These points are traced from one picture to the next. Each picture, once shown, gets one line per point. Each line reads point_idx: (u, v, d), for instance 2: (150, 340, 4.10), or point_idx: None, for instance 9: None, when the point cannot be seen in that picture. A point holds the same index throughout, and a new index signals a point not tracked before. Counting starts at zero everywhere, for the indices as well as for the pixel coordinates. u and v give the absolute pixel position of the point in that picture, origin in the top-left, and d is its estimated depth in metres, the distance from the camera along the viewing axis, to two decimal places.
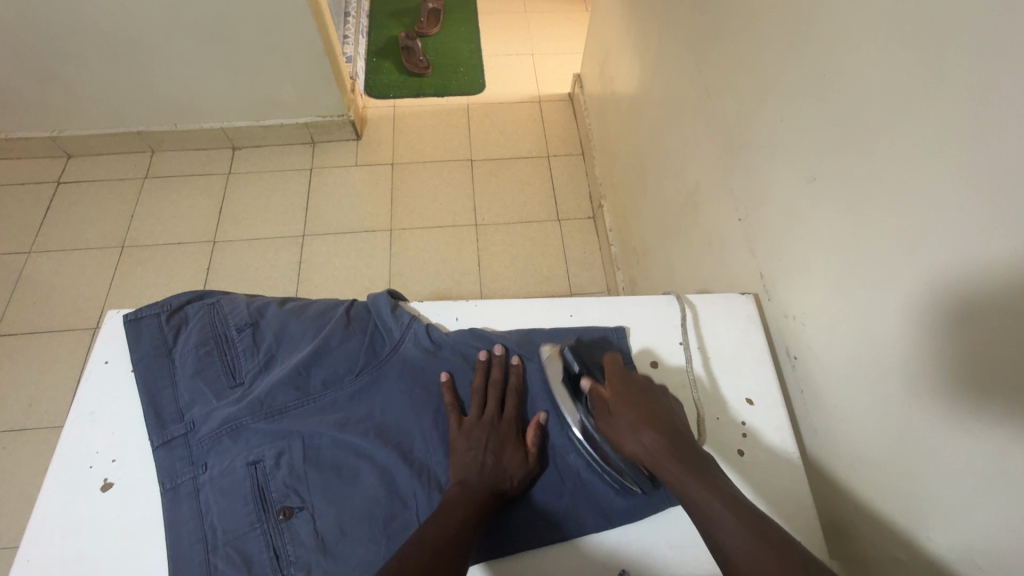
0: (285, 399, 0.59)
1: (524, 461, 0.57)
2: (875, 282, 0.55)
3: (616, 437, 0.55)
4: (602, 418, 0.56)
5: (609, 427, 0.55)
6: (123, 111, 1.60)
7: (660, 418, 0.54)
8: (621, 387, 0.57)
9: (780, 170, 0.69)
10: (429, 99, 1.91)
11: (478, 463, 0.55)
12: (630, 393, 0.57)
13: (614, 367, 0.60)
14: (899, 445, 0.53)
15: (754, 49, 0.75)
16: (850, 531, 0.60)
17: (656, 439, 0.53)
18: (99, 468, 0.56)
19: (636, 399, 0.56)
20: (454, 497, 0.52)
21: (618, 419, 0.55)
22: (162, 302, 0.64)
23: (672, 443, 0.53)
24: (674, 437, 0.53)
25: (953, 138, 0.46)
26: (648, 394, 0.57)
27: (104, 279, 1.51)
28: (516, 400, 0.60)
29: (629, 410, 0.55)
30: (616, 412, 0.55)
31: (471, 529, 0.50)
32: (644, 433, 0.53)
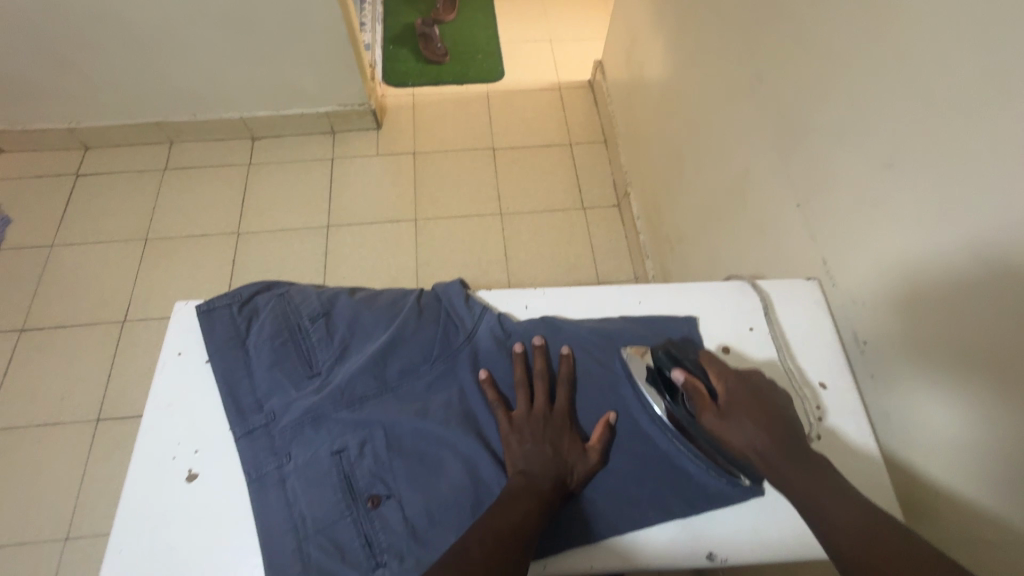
0: (364, 388, 0.59)
1: (583, 453, 0.56)
2: (954, 269, 0.55)
3: (721, 429, 0.53)
4: (706, 411, 0.54)
5: (716, 420, 0.54)
6: (141, 102, 1.58)
7: (770, 415, 0.53)
8: (727, 378, 0.56)
9: (846, 156, 0.69)
10: (448, 87, 1.89)
11: (535, 454, 0.54)
12: (739, 388, 0.55)
13: (711, 364, 0.58)
14: (979, 433, 0.53)
15: (811, 33, 0.75)
16: (926, 511, 0.60)
17: (767, 433, 0.52)
18: (182, 459, 0.56)
19: (744, 395, 0.54)
20: (517, 487, 0.52)
21: (727, 410, 0.54)
22: (233, 294, 0.64)
23: (782, 439, 0.52)
24: (784, 432, 0.52)
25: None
26: (757, 389, 0.55)
27: (128, 272, 1.50)
28: (567, 391, 0.59)
29: (739, 412, 0.53)
30: (723, 408, 0.54)
31: (534, 519, 0.50)
32: (755, 428, 0.52)
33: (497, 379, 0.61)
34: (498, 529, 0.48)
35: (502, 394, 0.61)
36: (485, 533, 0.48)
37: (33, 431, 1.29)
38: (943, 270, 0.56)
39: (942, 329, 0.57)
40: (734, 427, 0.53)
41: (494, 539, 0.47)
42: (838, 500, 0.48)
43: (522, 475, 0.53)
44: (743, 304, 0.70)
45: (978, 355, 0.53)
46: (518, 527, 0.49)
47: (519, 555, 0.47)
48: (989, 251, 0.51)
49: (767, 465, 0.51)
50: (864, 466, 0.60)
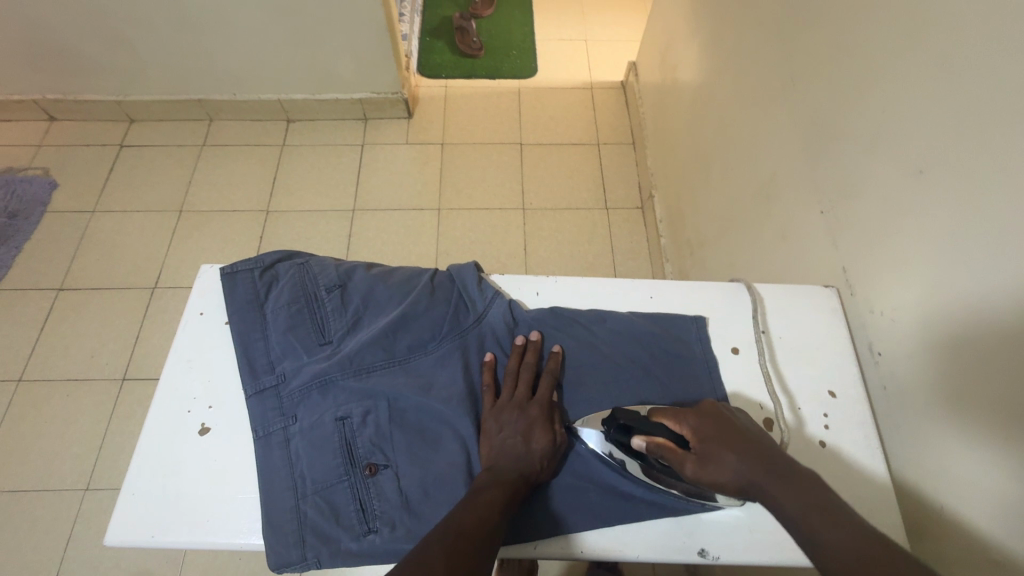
0: (372, 359, 0.60)
1: (552, 440, 0.55)
2: (986, 292, 0.52)
3: (705, 473, 0.50)
4: (683, 462, 0.51)
5: (695, 467, 0.51)
6: (186, 79, 1.64)
7: (740, 443, 0.51)
8: (688, 421, 0.54)
9: (877, 164, 0.67)
10: (481, 81, 1.91)
11: (504, 445, 0.54)
12: (705, 430, 0.52)
13: (664, 412, 0.55)
14: (996, 464, 0.51)
15: (849, 38, 0.73)
16: (929, 527, 0.58)
17: (742, 462, 0.49)
18: (196, 413, 0.59)
19: (709, 430, 0.52)
20: (483, 481, 0.51)
21: (701, 454, 0.51)
22: (256, 259, 0.66)
23: (761, 462, 0.49)
24: (765, 460, 0.49)
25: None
26: (721, 425, 0.52)
27: (162, 241, 1.56)
28: (549, 382, 0.59)
29: (716, 449, 0.50)
30: (695, 449, 0.51)
31: (499, 510, 0.48)
32: (731, 459, 0.50)
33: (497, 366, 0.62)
34: (463, 517, 0.47)
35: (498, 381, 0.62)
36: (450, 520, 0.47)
37: (63, 385, 1.35)
38: (974, 293, 0.54)
39: (971, 356, 0.54)
40: (714, 469, 0.50)
41: (456, 532, 0.45)
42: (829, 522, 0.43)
43: (490, 468, 0.53)
44: (751, 307, 0.69)
45: (1006, 385, 0.50)
46: (485, 512, 0.48)
47: (485, 548, 0.45)
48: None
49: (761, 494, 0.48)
50: (865, 478, 0.59)
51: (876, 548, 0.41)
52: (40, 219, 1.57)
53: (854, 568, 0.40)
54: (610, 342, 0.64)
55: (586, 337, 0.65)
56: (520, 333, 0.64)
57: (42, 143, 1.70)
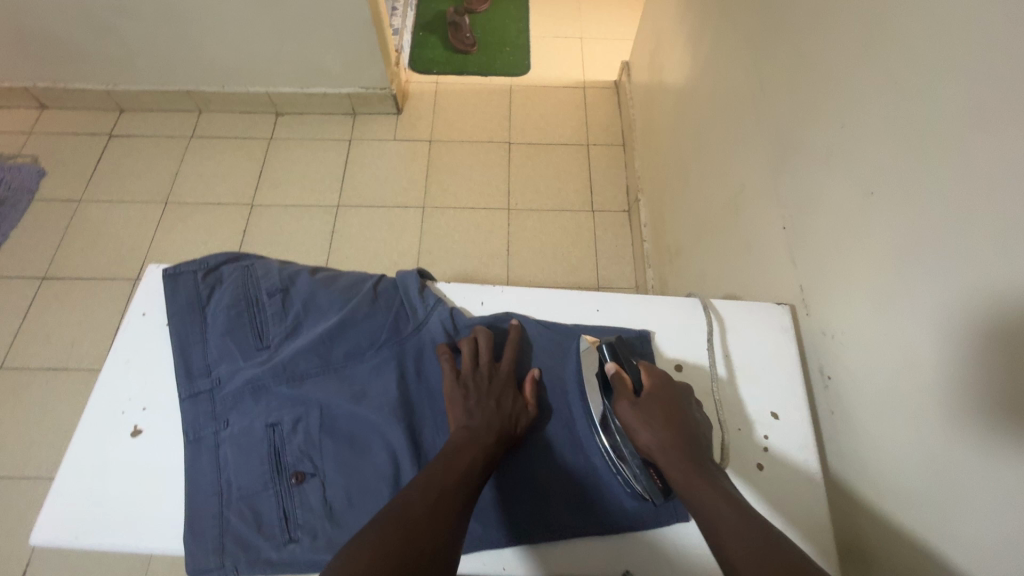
0: (307, 366, 0.60)
1: (525, 407, 0.58)
2: (931, 325, 0.51)
3: (634, 420, 0.53)
4: (622, 399, 0.55)
5: (630, 408, 0.54)
6: (174, 70, 1.64)
7: (679, 417, 0.53)
8: (652, 378, 0.56)
9: (834, 180, 0.65)
10: (472, 77, 1.89)
11: (480, 405, 0.55)
12: (661, 389, 0.55)
13: (645, 364, 0.59)
14: (933, 495, 0.50)
15: (817, 48, 0.71)
16: (867, 554, 0.57)
17: (673, 432, 0.51)
18: (130, 414, 0.59)
19: (664, 395, 0.55)
20: (461, 441, 0.52)
21: (644, 404, 0.54)
22: (200, 261, 0.66)
23: (688, 443, 0.51)
24: (693, 439, 0.51)
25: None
26: (677, 395, 0.55)
27: (146, 232, 1.57)
28: (513, 351, 0.61)
29: (658, 407, 0.53)
30: (640, 400, 0.54)
31: (480, 470, 0.50)
32: (663, 425, 0.52)
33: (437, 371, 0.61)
34: (444, 484, 0.47)
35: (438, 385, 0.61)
36: (427, 488, 0.47)
37: (42, 373, 1.37)
38: (919, 323, 0.52)
39: (914, 387, 0.52)
40: (643, 420, 0.52)
41: (436, 491, 0.47)
42: (722, 502, 0.45)
43: (465, 429, 0.53)
44: (701, 323, 0.68)
45: (946, 421, 0.49)
46: (463, 480, 0.49)
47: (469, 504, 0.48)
48: (965, 309, 0.47)
49: (667, 463, 0.50)
50: (804, 503, 0.58)
51: (755, 534, 0.41)
52: (28, 207, 1.59)
53: (731, 545, 0.41)
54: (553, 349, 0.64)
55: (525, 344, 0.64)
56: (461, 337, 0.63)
57: (32, 130, 1.71)
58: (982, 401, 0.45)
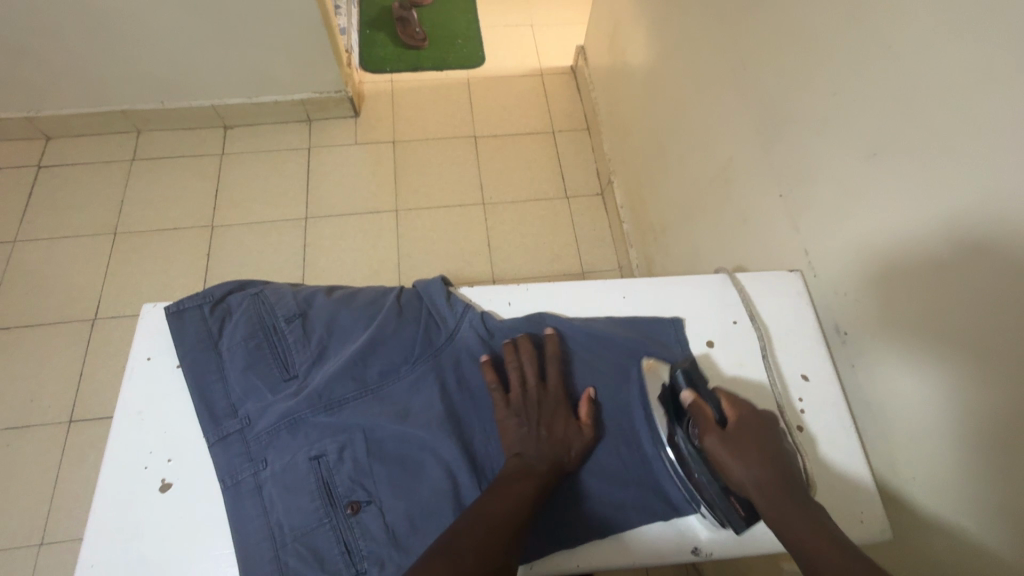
0: (343, 391, 0.57)
1: (579, 432, 0.56)
2: (951, 272, 0.53)
3: (723, 454, 0.52)
4: (709, 433, 0.53)
5: (718, 443, 0.53)
6: (105, 89, 1.51)
7: (770, 450, 0.53)
8: (736, 409, 0.56)
9: (829, 147, 0.68)
10: (428, 73, 1.84)
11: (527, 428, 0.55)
12: (749, 420, 0.55)
13: (725, 394, 0.57)
14: (971, 432, 0.53)
15: (795, 20, 0.73)
16: (908, 496, 0.60)
17: (767, 469, 0.51)
18: (155, 468, 0.54)
19: (753, 425, 0.54)
20: (513, 471, 0.52)
21: (732, 438, 0.53)
22: (204, 294, 0.62)
23: (781, 480, 0.51)
24: (786, 473, 0.52)
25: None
26: (765, 424, 0.55)
27: (98, 268, 1.45)
28: (559, 367, 0.59)
29: (751, 444, 0.52)
30: (729, 433, 0.53)
31: (529, 506, 0.50)
32: (757, 462, 0.51)
33: (476, 382, 0.60)
34: (493, 519, 0.48)
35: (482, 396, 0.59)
36: (477, 520, 0.48)
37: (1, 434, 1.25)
38: (941, 271, 0.55)
39: (944, 336, 0.55)
40: (736, 457, 0.52)
41: (485, 532, 0.47)
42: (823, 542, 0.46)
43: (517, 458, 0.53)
44: (727, 298, 0.70)
45: (978, 362, 0.51)
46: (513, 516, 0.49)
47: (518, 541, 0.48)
48: (987, 255, 0.50)
49: (764, 500, 0.50)
50: (841, 456, 0.60)
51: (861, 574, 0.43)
52: None
53: None
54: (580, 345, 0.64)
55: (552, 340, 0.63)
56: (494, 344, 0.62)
57: None
58: (1010, 337, 0.48)
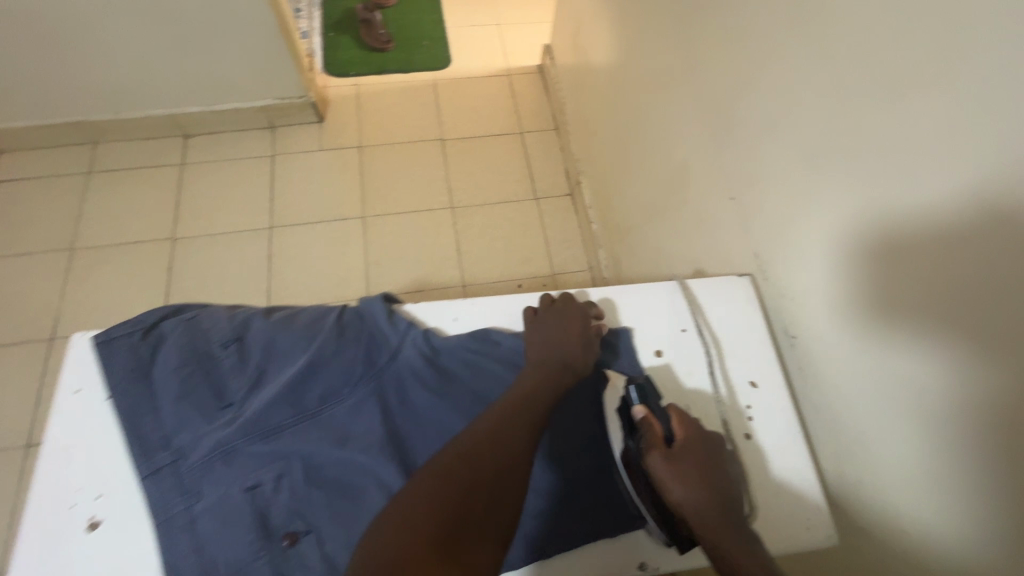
0: (279, 418, 0.56)
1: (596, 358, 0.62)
2: (891, 279, 0.53)
3: (666, 473, 0.53)
4: (656, 451, 0.54)
5: (663, 463, 0.54)
6: (57, 100, 1.46)
7: (712, 473, 0.54)
8: (685, 428, 0.56)
9: (777, 150, 0.68)
10: (393, 76, 1.82)
11: (547, 375, 0.57)
12: (695, 441, 0.56)
13: (675, 411, 0.58)
14: (915, 439, 0.53)
15: (741, 21, 0.73)
16: (856, 499, 0.61)
17: (705, 491, 0.53)
18: (82, 507, 0.52)
19: (698, 447, 0.55)
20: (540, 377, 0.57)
21: (678, 457, 0.54)
22: (134, 322, 0.60)
23: (718, 502, 0.53)
24: (722, 496, 0.53)
25: (985, 126, 0.43)
26: (710, 446, 0.56)
27: (55, 285, 1.41)
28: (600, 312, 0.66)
29: (694, 466, 0.54)
30: (674, 453, 0.54)
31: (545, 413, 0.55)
32: (697, 483, 0.53)
33: (417, 402, 0.58)
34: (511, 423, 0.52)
35: (421, 417, 0.58)
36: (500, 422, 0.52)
37: None
38: (883, 277, 0.54)
39: (888, 341, 0.54)
40: (678, 476, 0.53)
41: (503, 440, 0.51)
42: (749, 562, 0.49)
43: (528, 399, 0.55)
44: (678, 305, 0.70)
45: (918, 368, 0.51)
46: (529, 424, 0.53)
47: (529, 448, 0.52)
48: (924, 262, 0.50)
49: (699, 523, 0.51)
50: (790, 465, 0.60)
51: None
52: None
53: None
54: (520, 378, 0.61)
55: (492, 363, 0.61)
56: (436, 361, 0.60)
57: None
58: (950, 344, 0.48)
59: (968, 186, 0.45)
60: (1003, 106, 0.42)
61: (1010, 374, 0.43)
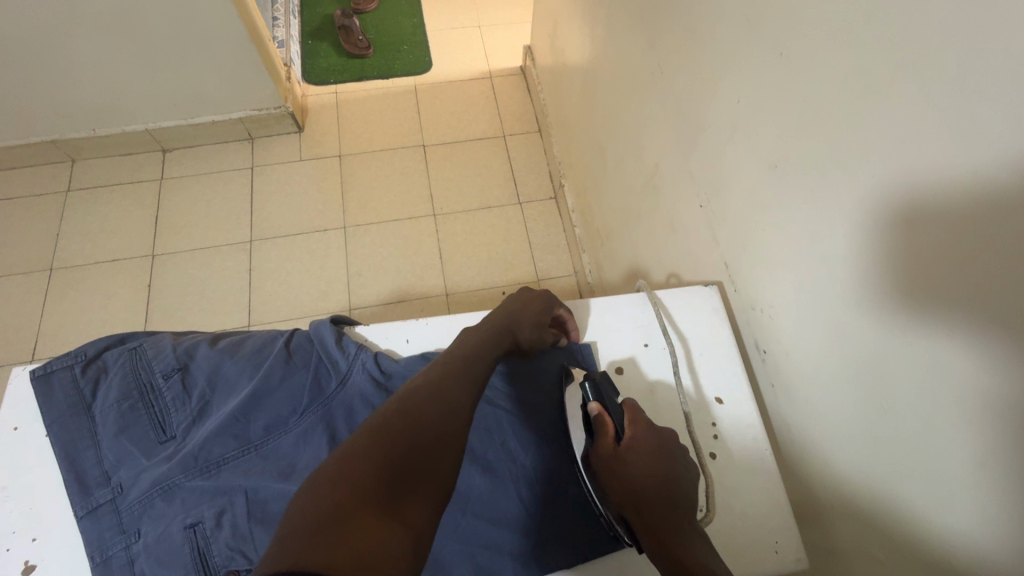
0: (222, 451, 0.54)
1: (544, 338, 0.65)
2: (854, 295, 0.51)
3: (613, 469, 0.55)
4: (602, 447, 0.56)
5: (611, 459, 0.56)
6: (30, 119, 1.45)
7: (661, 472, 0.54)
8: (637, 426, 0.57)
9: (740, 156, 0.65)
10: (373, 82, 1.79)
11: (488, 347, 0.60)
12: (646, 439, 0.56)
13: (632, 407, 0.59)
14: (882, 462, 0.50)
15: (701, 21, 0.70)
16: (825, 519, 0.58)
17: (650, 488, 0.53)
18: (17, 551, 0.50)
19: (648, 445, 0.56)
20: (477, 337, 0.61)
21: (622, 454, 0.55)
22: (75, 353, 0.58)
23: (664, 500, 0.52)
24: (671, 495, 0.53)
25: (932, 136, 0.40)
26: (663, 443, 0.56)
27: (34, 306, 1.40)
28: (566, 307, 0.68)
29: (640, 463, 0.54)
30: (621, 451, 0.56)
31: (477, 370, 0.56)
32: (642, 479, 0.54)
33: None
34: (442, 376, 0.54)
35: None
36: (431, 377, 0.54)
37: None
38: (846, 291, 0.51)
39: (856, 360, 0.52)
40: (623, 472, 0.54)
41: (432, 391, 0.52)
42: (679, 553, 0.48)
43: (467, 361, 0.57)
44: (643, 319, 0.70)
45: (885, 389, 0.49)
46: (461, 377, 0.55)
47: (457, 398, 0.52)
48: (884, 278, 0.47)
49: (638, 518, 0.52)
50: (757, 487, 0.59)
51: None
52: None
53: None
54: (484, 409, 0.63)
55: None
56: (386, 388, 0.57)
57: None
58: (912, 364, 0.46)
59: (924, 198, 0.42)
60: (953, 112, 0.39)
61: (975, 400, 0.41)
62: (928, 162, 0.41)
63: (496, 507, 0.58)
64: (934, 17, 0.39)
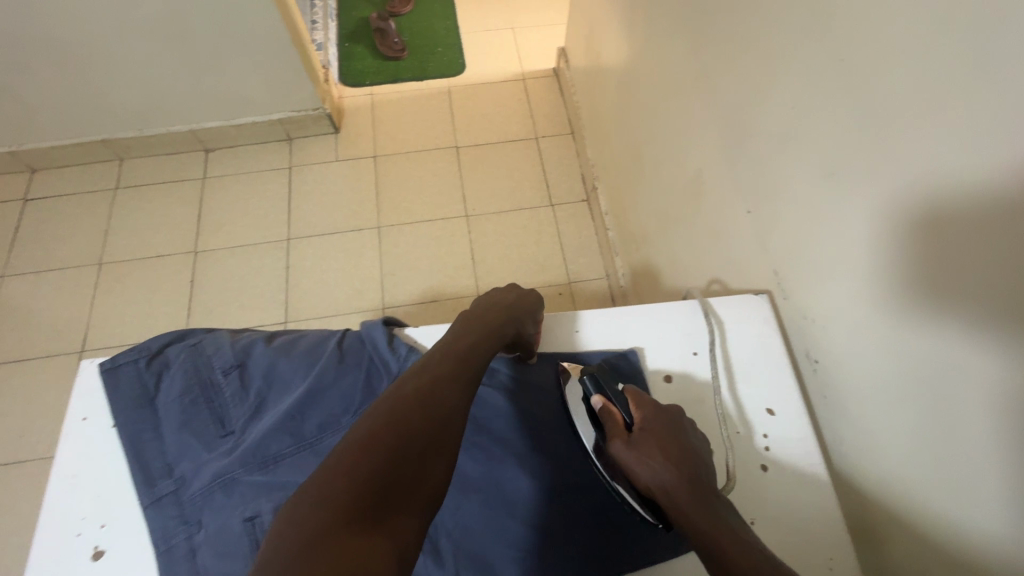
0: (279, 447, 0.55)
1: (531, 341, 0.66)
2: (912, 312, 0.49)
3: (630, 458, 0.55)
4: (616, 439, 0.56)
5: (625, 447, 0.55)
6: (82, 120, 1.51)
7: (681, 453, 0.54)
8: (642, 412, 0.58)
9: (789, 164, 0.64)
10: (408, 84, 1.82)
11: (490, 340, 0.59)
12: (655, 423, 0.56)
13: (631, 393, 0.60)
14: (941, 483, 0.49)
15: (749, 25, 0.69)
16: (881, 539, 0.57)
17: (672, 471, 0.53)
18: (87, 535, 0.53)
19: (659, 427, 0.56)
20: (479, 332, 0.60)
21: (638, 440, 0.55)
22: (140, 347, 0.60)
23: (691, 480, 0.52)
24: (695, 475, 0.52)
25: (1004, 146, 0.38)
26: (676, 427, 0.57)
27: (84, 299, 1.46)
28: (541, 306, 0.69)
29: (658, 448, 0.54)
30: (635, 438, 0.56)
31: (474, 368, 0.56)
32: (663, 465, 0.53)
33: None
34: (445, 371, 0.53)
35: None
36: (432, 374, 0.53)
37: None
38: (904, 308, 0.50)
39: (913, 376, 0.50)
40: (640, 458, 0.54)
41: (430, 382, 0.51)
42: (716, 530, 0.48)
43: (464, 358, 0.56)
44: (692, 327, 0.69)
45: (945, 408, 0.47)
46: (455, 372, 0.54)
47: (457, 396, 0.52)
48: (946, 295, 0.45)
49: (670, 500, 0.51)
50: (809, 503, 0.57)
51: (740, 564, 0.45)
52: None
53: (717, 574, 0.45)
54: (521, 417, 0.63)
55: (486, 403, 0.64)
56: None
57: None
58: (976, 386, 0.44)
59: (992, 214, 0.40)
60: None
61: None
62: (999, 175, 0.39)
63: (541, 514, 0.58)
64: (1007, 24, 0.37)
